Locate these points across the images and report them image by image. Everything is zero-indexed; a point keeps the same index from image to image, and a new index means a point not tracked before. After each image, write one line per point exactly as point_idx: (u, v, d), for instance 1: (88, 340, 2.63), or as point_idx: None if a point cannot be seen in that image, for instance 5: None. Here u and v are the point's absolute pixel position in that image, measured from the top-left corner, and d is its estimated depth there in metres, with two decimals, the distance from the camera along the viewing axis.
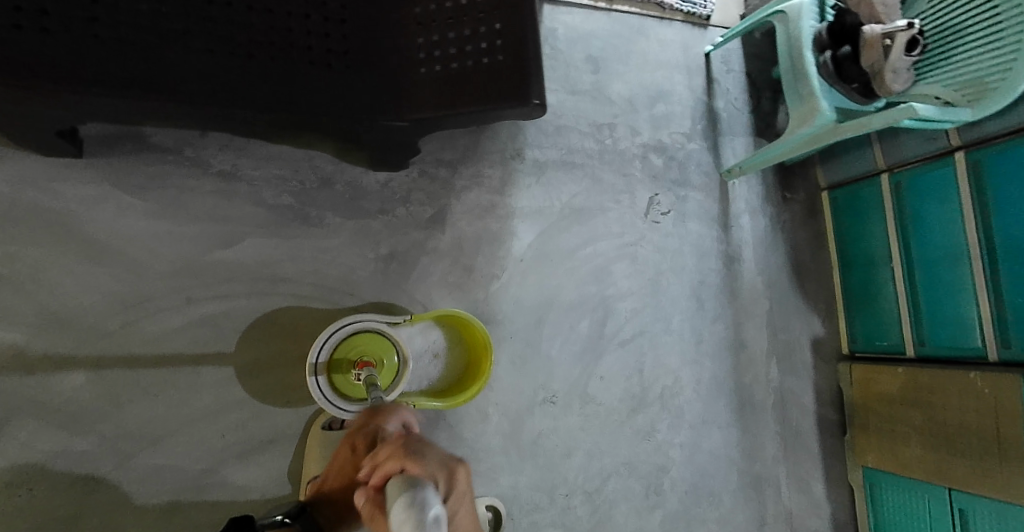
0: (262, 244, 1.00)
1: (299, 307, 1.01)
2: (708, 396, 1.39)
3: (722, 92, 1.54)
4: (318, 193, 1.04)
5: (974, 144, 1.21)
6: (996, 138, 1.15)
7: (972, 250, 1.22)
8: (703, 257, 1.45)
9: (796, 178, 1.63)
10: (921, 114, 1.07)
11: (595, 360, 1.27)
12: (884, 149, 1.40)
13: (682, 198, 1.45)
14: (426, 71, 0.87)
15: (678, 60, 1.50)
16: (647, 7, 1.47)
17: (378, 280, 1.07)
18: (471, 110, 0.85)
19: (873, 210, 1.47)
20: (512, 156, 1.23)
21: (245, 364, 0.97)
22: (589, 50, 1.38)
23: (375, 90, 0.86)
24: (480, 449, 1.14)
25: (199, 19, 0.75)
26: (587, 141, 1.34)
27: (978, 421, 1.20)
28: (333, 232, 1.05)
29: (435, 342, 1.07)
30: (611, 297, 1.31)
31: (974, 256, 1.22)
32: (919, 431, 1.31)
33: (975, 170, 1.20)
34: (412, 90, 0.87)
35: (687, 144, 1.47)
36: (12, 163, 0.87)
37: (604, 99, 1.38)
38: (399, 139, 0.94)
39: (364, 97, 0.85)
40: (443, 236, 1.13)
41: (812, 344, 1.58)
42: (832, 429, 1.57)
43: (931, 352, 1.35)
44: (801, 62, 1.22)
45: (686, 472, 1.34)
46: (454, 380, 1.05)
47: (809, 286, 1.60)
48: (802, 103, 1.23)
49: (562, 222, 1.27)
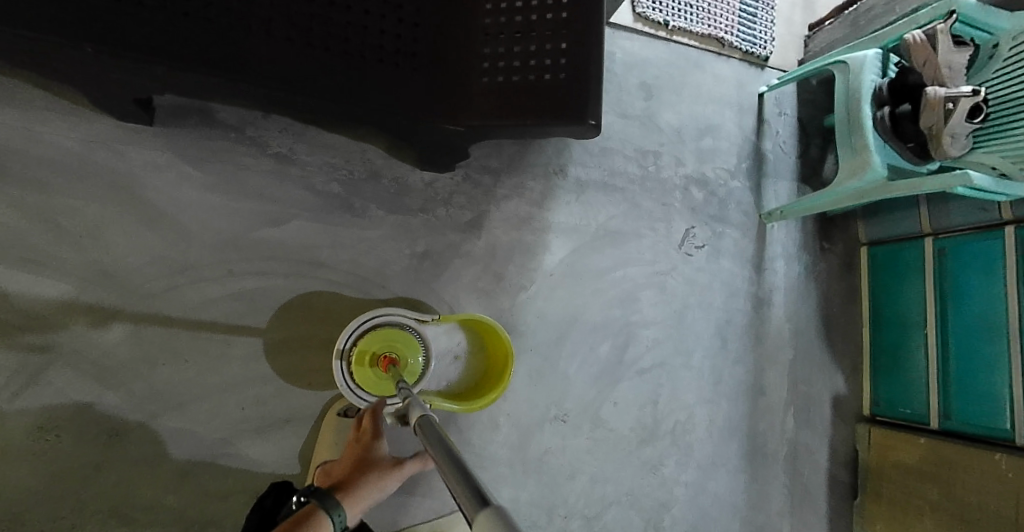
0: (305, 227, 1.02)
1: (331, 293, 1.03)
2: (719, 438, 1.37)
3: (771, 134, 1.53)
4: (365, 185, 1.06)
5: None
6: None
7: (1012, 328, 1.19)
8: (731, 296, 1.43)
9: (836, 229, 1.61)
10: (977, 183, 1.05)
11: (611, 385, 1.26)
12: (932, 212, 1.37)
13: (718, 234, 1.43)
14: (487, 80, 0.89)
15: (732, 96, 1.49)
16: (707, 41, 1.47)
17: (410, 276, 1.09)
18: (527, 123, 0.86)
19: (912, 272, 1.44)
20: (555, 172, 1.24)
21: (272, 341, 0.99)
22: (644, 77, 1.38)
23: (437, 93, 0.88)
24: (486, 457, 1.14)
25: (282, 8, 0.78)
26: (631, 166, 1.34)
27: (996, 506, 1.16)
28: (373, 225, 1.07)
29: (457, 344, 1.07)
30: (634, 324, 1.30)
31: (1013, 334, 1.19)
32: (935, 507, 1.28)
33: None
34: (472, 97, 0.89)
35: (730, 182, 1.46)
36: (85, 122, 0.91)
37: (653, 126, 1.38)
38: (451, 143, 0.96)
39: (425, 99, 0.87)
40: (478, 241, 1.14)
41: (832, 399, 1.54)
42: (842, 489, 1.53)
43: (956, 426, 1.31)
44: (858, 115, 1.21)
45: (687, 511, 1.32)
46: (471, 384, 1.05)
47: (837, 340, 1.57)
48: (853, 156, 1.22)
49: (596, 243, 1.27)
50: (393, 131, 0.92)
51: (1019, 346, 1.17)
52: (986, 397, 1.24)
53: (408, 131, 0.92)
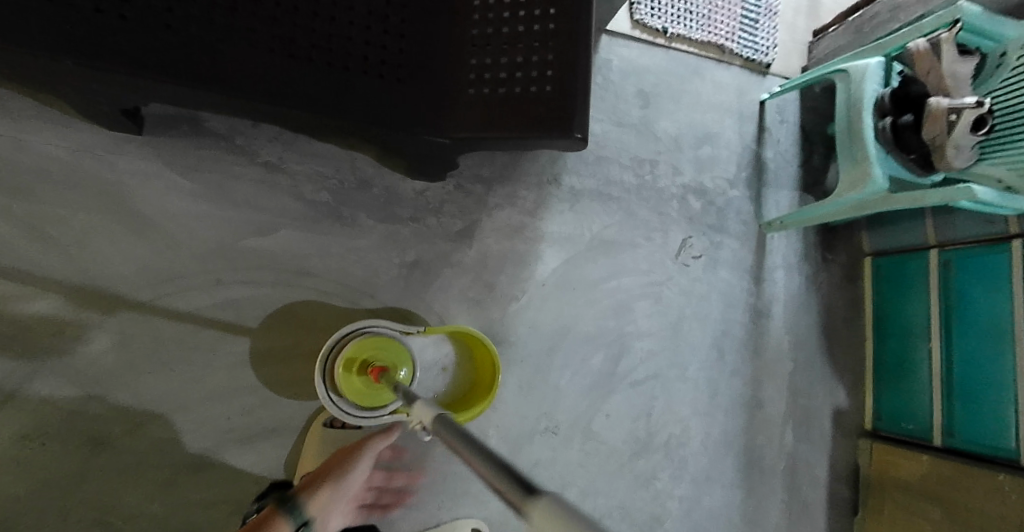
0: (294, 237, 1.02)
1: (318, 302, 1.03)
2: (715, 451, 1.35)
3: (772, 142, 1.51)
4: (356, 194, 1.06)
5: None
6: None
7: (1019, 345, 1.15)
8: (729, 307, 1.41)
9: (839, 239, 1.58)
10: (981, 197, 1.03)
11: (603, 396, 1.24)
12: (937, 223, 1.34)
13: (716, 244, 1.41)
14: (473, 92, 0.88)
15: (732, 104, 1.47)
16: (706, 48, 1.45)
17: (399, 285, 1.08)
18: (512, 136, 0.85)
19: (917, 285, 1.41)
20: (549, 181, 1.23)
21: (259, 351, 0.99)
22: (641, 84, 1.36)
23: (422, 104, 0.88)
24: (475, 469, 1.12)
25: (264, 18, 0.78)
26: (627, 175, 1.32)
27: (998, 525, 1.13)
28: (363, 234, 1.06)
29: (446, 356, 1.06)
30: (628, 334, 1.29)
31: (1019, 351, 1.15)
32: (936, 525, 1.25)
33: None
34: (457, 110, 0.88)
35: (729, 191, 1.44)
36: (75, 131, 0.92)
37: (650, 134, 1.36)
38: (436, 154, 0.95)
39: (411, 110, 0.87)
40: (469, 251, 1.13)
41: (832, 413, 1.51)
42: (842, 506, 1.49)
43: (958, 444, 1.27)
44: (858, 125, 1.18)
45: (681, 526, 1.29)
46: (459, 394, 1.04)
47: (838, 352, 1.54)
48: (854, 167, 1.19)
49: (591, 253, 1.26)
50: (378, 141, 0.91)
51: None
52: (991, 414, 1.21)
53: (394, 142, 0.91)
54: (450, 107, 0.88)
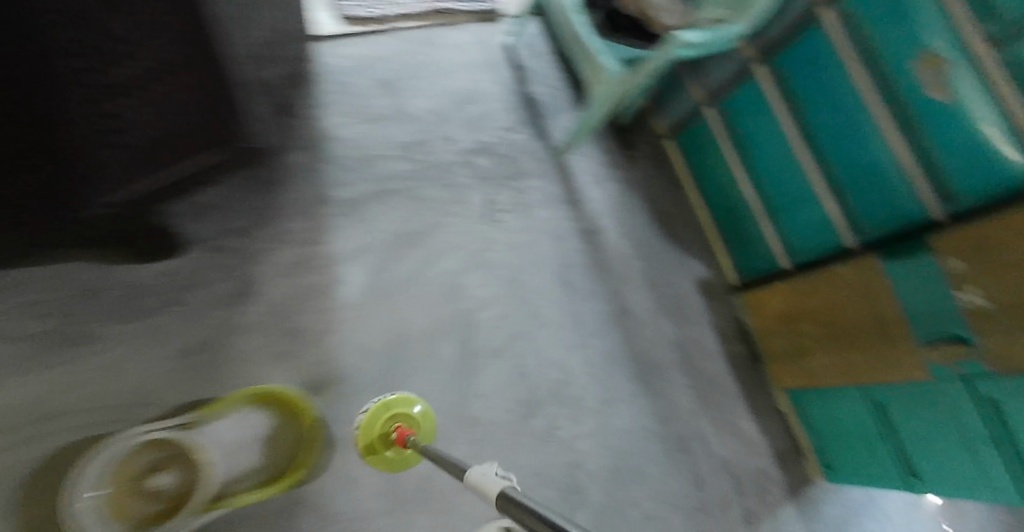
0: (34, 383, 0.93)
1: (87, 437, 0.93)
2: (604, 375, 1.36)
3: (534, 77, 1.50)
4: (86, 307, 0.98)
5: (771, 51, 1.25)
6: (789, 39, 1.20)
7: (800, 152, 1.24)
8: (559, 240, 1.41)
9: (637, 133, 1.61)
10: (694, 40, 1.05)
11: (467, 380, 1.22)
12: (699, 81, 1.43)
13: (522, 190, 1.40)
14: (99, 147, 0.70)
15: (478, 55, 1.45)
16: (428, 15, 1.43)
17: (181, 378, 1.00)
18: (179, 166, 0.82)
19: (710, 141, 1.49)
20: (315, 204, 1.17)
21: (38, 519, 0.88)
22: (376, 74, 1.31)
23: (37, 188, 0.68)
24: (364, 514, 1.06)
25: None
26: (399, 164, 1.28)
27: (857, 311, 1.21)
28: (119, 342, 0.99)
29: (248, 427, 1.03)
30: (470, 311, 1.26)
31: (802, 157, 1.25)
32: (817, 338, 1.32)
33: (779, 74, 1.23)
34: (148, 85, 0.71)
35: (511, 136, 1.43)
36: None
37: (406, 117, 1.32)
38: (203, 133, 0.82)
39: (25, 199, 0.68)
40: (250, 308, 1.07)
41: (699, 289, 1.56)
42: (744, 364, 1.55)
43: (803, 257, 1.36)
44: (575, 26, 1.21)
45: (602, 459, 1.29)
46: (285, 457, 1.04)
47: (681, 233, 1.58)
48: (588, 64, 1.20)
49: (395, 252, 1.22)
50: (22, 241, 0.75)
51: (812, 163, 1.23)
52: (811, 219, 1.30)
53: (46, 237, 0.76)
54: (139, 85, 0.70)
